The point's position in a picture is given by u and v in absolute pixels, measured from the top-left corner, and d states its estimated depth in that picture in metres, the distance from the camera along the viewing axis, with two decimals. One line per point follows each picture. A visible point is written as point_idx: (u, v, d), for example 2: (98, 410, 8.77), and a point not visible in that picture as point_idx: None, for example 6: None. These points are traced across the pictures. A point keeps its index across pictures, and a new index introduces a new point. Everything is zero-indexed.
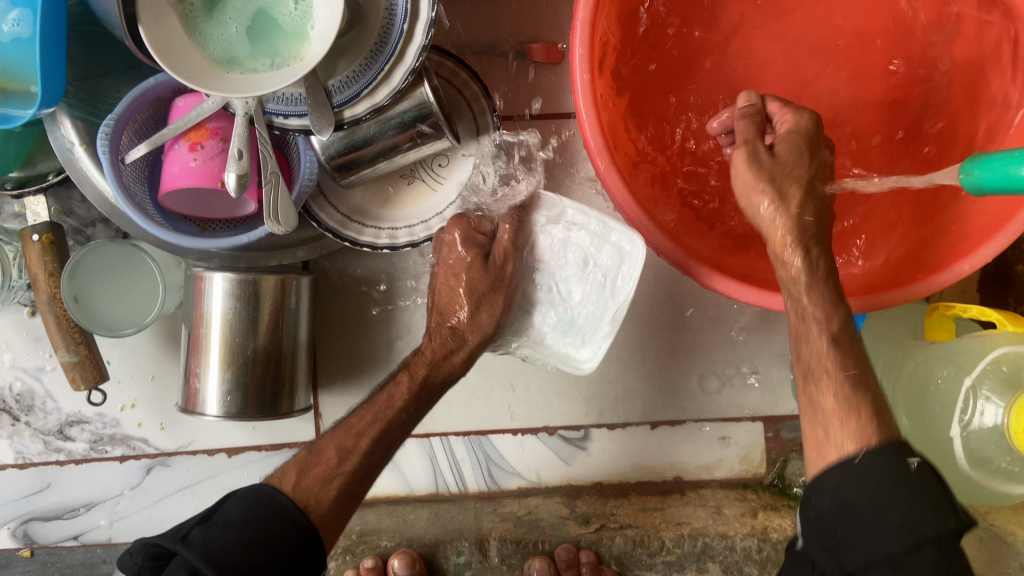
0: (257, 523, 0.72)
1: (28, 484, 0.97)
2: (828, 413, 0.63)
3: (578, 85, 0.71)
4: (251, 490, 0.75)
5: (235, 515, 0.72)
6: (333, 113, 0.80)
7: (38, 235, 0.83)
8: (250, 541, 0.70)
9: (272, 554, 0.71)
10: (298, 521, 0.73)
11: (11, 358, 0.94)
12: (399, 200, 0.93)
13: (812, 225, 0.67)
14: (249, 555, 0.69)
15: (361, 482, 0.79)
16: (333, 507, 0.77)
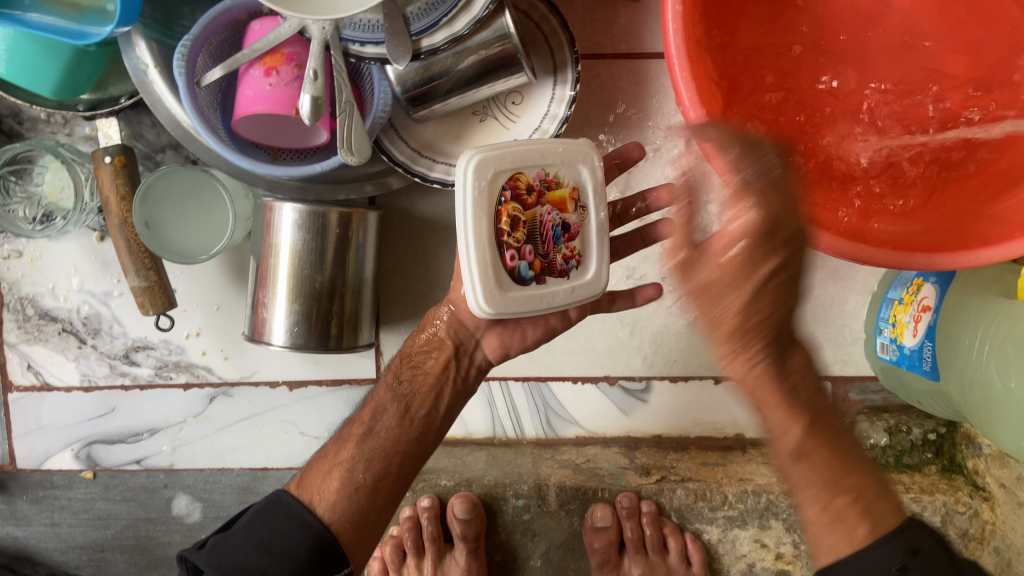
0: (264, 527, 0.72)
1: (93, 406, 0.98)
2: (810, 516, 0.61)
3: (669, 16, 0.67)
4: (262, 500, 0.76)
5: (244, 520, 0.73)
6: (411, 41, 0.78)
7: (110, 156, 0.82)
8: (255, 542, 0.71)
9: (274, 552, 0.71)
10: (308, 522, 0.73)
11: (80, 282, 0.95)
12: (472, 136, 0.90)
13: (760, 317, 0.56)
14: (250, 558, 0.70)
15: (360, 469, 0.76)
16: (338, 499, 0.75)
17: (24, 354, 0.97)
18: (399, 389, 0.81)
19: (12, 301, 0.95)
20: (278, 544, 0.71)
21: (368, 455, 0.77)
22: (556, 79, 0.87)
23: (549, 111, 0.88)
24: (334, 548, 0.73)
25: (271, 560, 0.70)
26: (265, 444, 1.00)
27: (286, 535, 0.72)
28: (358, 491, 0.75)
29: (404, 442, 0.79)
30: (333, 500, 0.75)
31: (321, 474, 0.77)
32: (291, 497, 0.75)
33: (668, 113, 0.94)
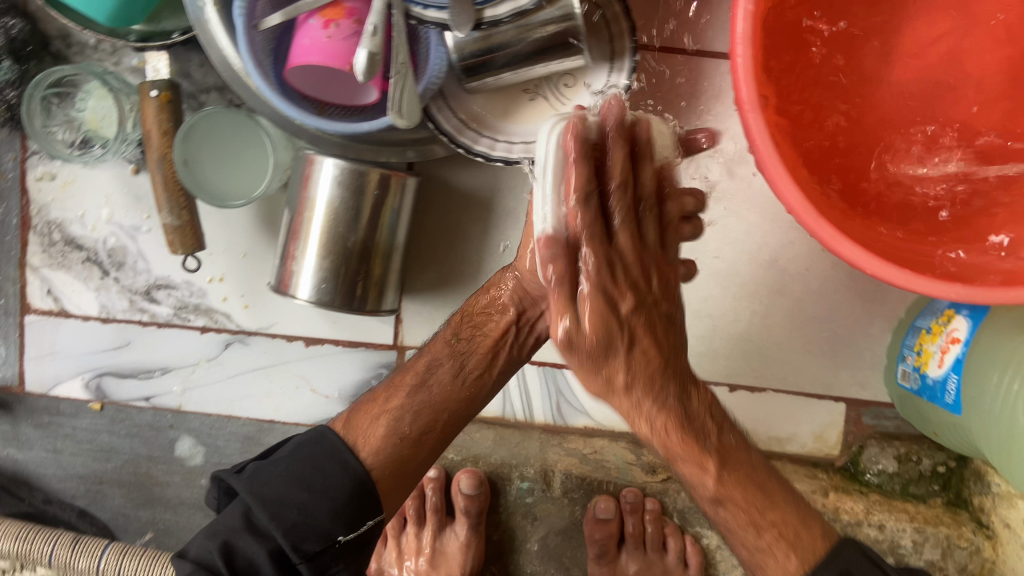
0: (307, 460, 0.73)
1: (109, 338, 0.98)
2: (748, 544, 0.75)
3: (739, 12, 0.63)
4: (307, 433, 0.77)
5: (287, 450, 0.74)
6: (475, 10, 0.76)
7: (156, 91, 0.81)
8: (295, 476, 0.72)
9: (314, 488, 0.71)
10: (350, 465, 0.73)
11: (110, 213, 0.94)
12: (521, 113, 0.89)
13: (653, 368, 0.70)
14: (290, 490, 0.71)
15: (407, 421, 0.77)
16: (383, 446, 0.76)
17: (45, 278, 0.96)
18: (455, 346, 0.81)
19: (40, 225, 0.95)
20: (317, 480, 0.72)
21: (416, 412, 0.78)
22: (613, 65, 0.85)
23: (602, 98, 0.86)
24: (371, 495, 0.74)
25: (311, 496, 0.71)
26: (275, 397, 1.00)
27: (327, 474, 0.72)
28: (401, 441, 0.77)
29: (451, 399, 0.80)
30: (378, 446, 0.76)
31: (362, 421, 0.78)
32: (336, 437, 0.75)
33: (718, 114, 0.93)
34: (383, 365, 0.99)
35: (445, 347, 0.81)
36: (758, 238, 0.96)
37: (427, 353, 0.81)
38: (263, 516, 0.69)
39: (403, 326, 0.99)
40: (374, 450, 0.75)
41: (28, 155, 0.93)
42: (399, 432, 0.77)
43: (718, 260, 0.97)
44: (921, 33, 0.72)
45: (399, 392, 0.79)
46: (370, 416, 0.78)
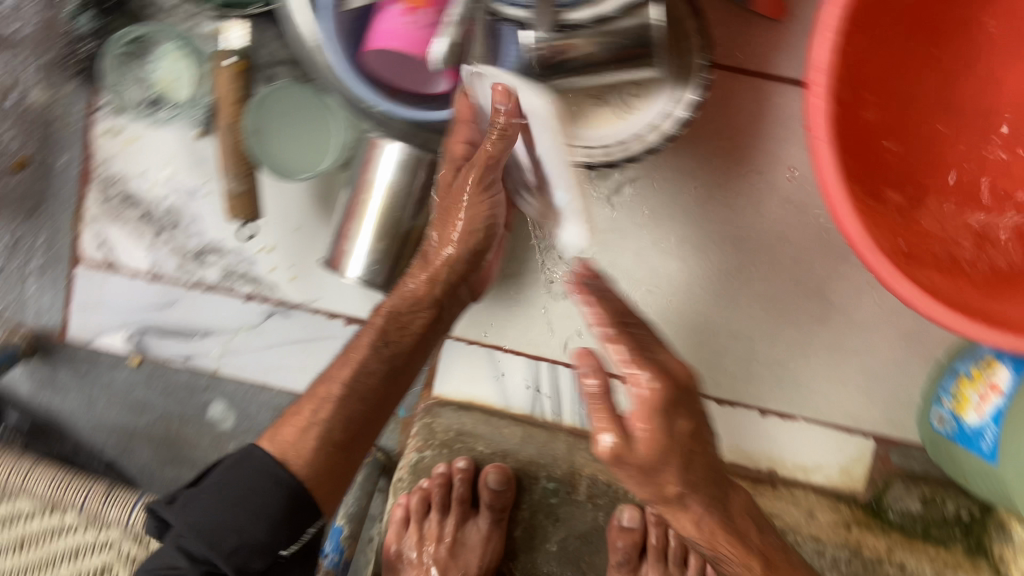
0: (235, 482, 0.70)
1: (155, 296, 0.99)
2: None
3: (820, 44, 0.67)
4: (235, 452, 0.73)
5: (217, 475, 0.71)
6: (556, 12, 0.75)
7: (232, 60, 0.85)
8: (229, 500, 0.69)
9: (250, 509, 0.69)
10: (273, 485, 0.70)
11: (170, 173, 0.95)
12: (586, 119, 0.89)
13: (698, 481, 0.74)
14: (222, 513, 0.68)
15: (340, 429, 0.76)
16: (316, 456, 0.73)
17: (99, 231, 0.98)
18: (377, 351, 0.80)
19: (101, 177, 0.96)
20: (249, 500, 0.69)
21: (339, 414, 0.76)
22: (682, 79, 0.85)
23: (667, 110, 0.85)
24: (308, 501, 0.72)
25: (247, 518, 0.68)
26: (309, 371, 1.01)
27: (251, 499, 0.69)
28: (326, 435, 0.75)
29: (368, 392, 0.79)
30: (309, 455, 0.73)
31: (283, 435, 0.74)
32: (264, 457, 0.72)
33: (781, 138, 0.93)
34: None
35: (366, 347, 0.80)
36: (806, 266, 0.96)
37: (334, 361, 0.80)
38: (191, 540, 0.68)
39: None
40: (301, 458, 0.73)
41: (95, 109, 0.95)
42: (331, 436, 0.75)
43: (763, 285, 0.97)
44: (971, 88, 0.77)
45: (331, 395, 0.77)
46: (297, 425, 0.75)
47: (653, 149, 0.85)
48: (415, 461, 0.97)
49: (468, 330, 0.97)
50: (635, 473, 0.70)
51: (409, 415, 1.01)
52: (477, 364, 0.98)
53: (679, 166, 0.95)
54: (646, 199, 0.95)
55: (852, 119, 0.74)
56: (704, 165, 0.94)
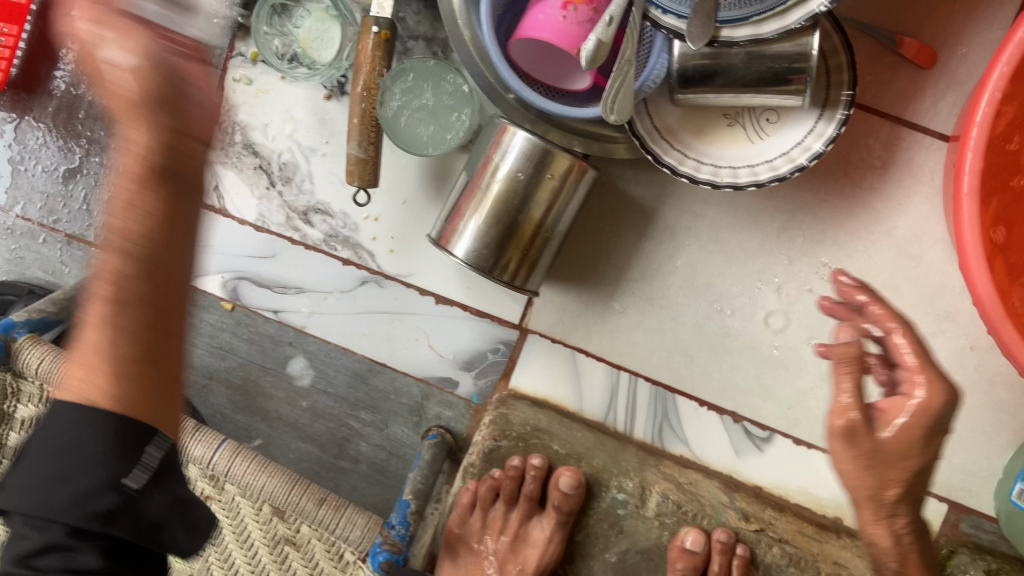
0: (51, 434, 0.58)
1: (258, 246, 1.01)
2: None
3: (984, 99, 0.70)
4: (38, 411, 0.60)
5: (31, 442, 0.59)
6: (713, 27, 0.76)
7: (378, 28, 0.84)
8: (47, 463, 0.57)
9: (76, 455, 0.57)
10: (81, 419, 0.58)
11: (292, 130, 0.97)
12: (714, 136, 0.89)
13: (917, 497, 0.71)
14: (46, 482, 0.56)
15: (129, 336, 0.59)
16: (111, 379, 0.58)
17: (216, 174, 1.00)
18: (126, 248, 0.59)
19: (224, 123, 0.98)
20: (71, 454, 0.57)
21: (105, 322, 0.59)
22: (823, 113, 0.84)
23: (803, 141, 0.85)
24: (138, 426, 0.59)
25: (68, 471, 0.57)
26: (393, 343, 1.02)
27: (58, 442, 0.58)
28: (99, 351, 0.59)
29: (135, 299, 0.59)
30: (110, 384, 0.59)
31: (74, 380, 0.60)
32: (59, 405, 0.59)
33: (902, 187, 0.92)
34: (502, 342, 1.01)
35: (111, 252, 0.60)
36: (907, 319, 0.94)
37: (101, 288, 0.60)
38: (26, 533, 0.56)
39: (533, 310, 1.00)
40: (99, 391, 0.58)
41: (232, 55, 0.96)
42: (105, 346, 0.59)
43: None
44: None
45: (100, 318, 0.59)
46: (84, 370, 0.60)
47: (784, 177, 0.84)
48: (488, 450, 0.95)
49: (555, 329, 1.00)
50: (862, 458, 0.66)
51: (481, 404, 1.02)
52: (558, 363, 1.01)
53: (797, 198, 0.94)
54: (758, 227, 0.95)
55: (997, 176, 0.76)
56: (821, 202, 0.94)
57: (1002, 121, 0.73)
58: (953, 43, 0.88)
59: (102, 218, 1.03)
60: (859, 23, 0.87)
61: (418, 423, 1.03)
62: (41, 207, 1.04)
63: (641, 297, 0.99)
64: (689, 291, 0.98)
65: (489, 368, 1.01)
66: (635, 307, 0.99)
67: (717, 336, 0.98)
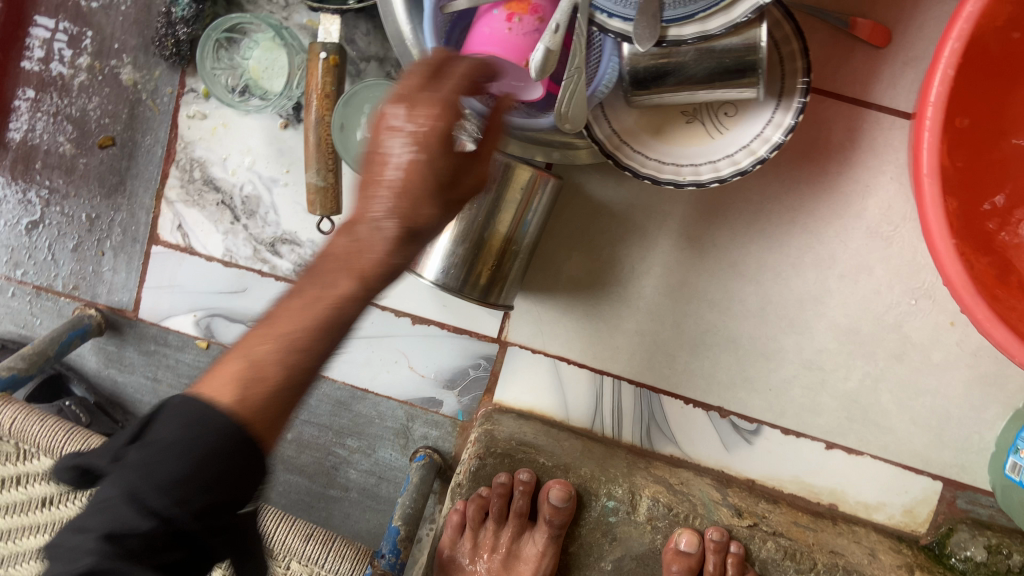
0: (178, 424, 0.50)
1: (227, 281, 1.00)
2: None
3: (937, 77, 0.69)
4: (187, 402, 0.52)
5: (161, 431, 0.50)
6: (659, 27, 0.75)
7: (326, 53, 0.83)
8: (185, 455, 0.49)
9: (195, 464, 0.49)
10: (214, 419, 0.50)
11: (251, 162, 0.96)
12: (673, 134, 0.88)
13: None
14: (166, 463, 0.49)
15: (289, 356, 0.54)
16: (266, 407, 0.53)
17: (178, 213, 0.99)
18: (366, 285, 0.57)
19: (182, 160, 0.97)
20: (214, 463, 0.49)
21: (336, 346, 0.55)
22: (780, 103, 0.83)
23: (762, 133, 0.84)
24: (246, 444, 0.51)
25: (184, 467, 0.49)
26: (373, 368, 1.01)
27: (248, 490, 0.52)
28: (293, 380, 0.54)
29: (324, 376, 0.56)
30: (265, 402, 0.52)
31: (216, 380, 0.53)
32: (196, 395, 0.52)
33: (867, 168, 0.91)
34: (482, 357, 1.00)
35: (344, 276, 0.56)
36: (885, 300, 0.94)
37: (303, 277, 0.58)
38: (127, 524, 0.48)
39: (510, 323, 0.99)
40: (238, 391, 0.52)
41: (183, 92, 0.95)
42: (302, 347, 0.54)
43: (841, 316, 0.95)
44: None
45: (305, 289, 0.56)
46: (261, 337, 0.55)
47: (746, 171, 0.84)
48: (474, 468, 0.95)
49: (534, 340, 0.99)
50: None
51: (467, 420, 1.01)
52: (540, 373, 1.00)
53: (764, 189, 0.93)
54: (728, 220, 0.94)
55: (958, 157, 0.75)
56: (789, 189, 0.93)
57: (954, 101, 0.72)
58: (907, 20, 0.87)
59: (68, 266, 1.03)
60: (810, 8, 0.86)
61: (405, 445, 1.03)
62: (7, 260, 1.04)
63: (617, 300, 0.98)
64: (664, 290, 0.97)
65: (471, 385, 1.01)
66: (612, 311, 0.98)
67: (696, 332, 0.98)
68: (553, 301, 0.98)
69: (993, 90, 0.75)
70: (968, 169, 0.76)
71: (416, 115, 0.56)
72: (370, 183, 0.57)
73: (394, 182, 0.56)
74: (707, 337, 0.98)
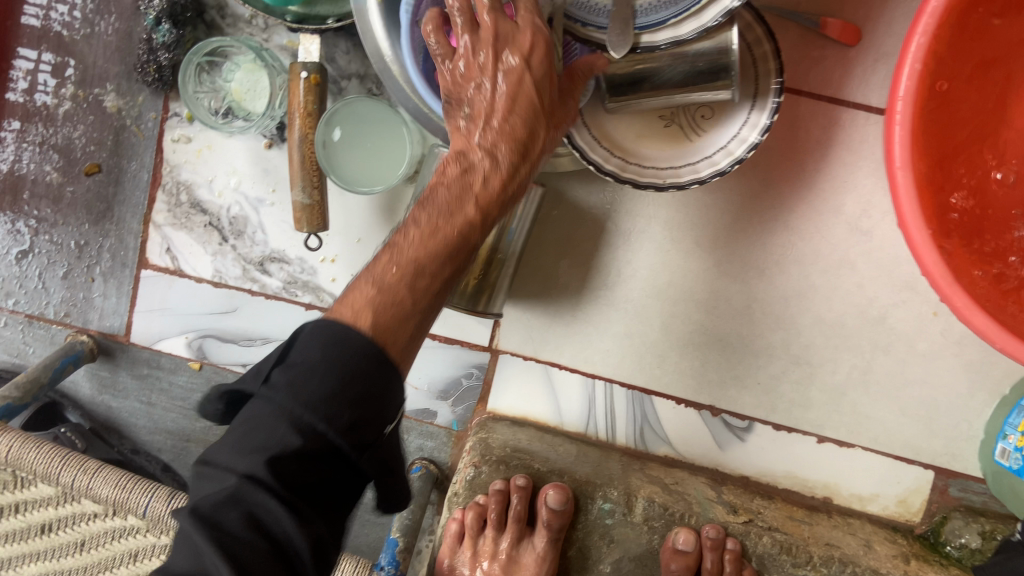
0: (323, 347, 0.55)
1: (217, 302, 1.01)
2: None
3: (903, 71, 0.70)
4: (326, 327, 0.57)
5: (307, 356, 0.55)
6: (632, 34, 0.76)
7: (307, 73, 0.83)
8: (332, 376, 0.54)
9: (345, 383, 0.54)
10: (354, 339, 0.56)
11: (237, 183, 0.97)
12: (652, 139, 0.89)
13: None
14: (319, 381, 0.54)
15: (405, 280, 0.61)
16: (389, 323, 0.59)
17: (166, 236, 0.99)
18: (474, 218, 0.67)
19: (169, 184, 0.98)
20: (358, 383, 0.54)
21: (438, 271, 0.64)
22: (756, 103, 0.85)
23: (739, 134, 0.86)
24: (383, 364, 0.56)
25: (335, 385, 0.54)
26: None
27: (389, 410, 0.57)
28: (410, 298, 0.62)
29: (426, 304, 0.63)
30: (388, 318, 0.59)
31: (351, 305, 0.60)
32: (333, 319, 0.57)
33: (844, 163, 0.93)
34: (475, 366, 1.01)
35: (463, 206, 0.66)
36: (868, 293, 0.95)
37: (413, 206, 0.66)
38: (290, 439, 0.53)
39: (501, 330, 1.00)
40: (372, 314, 0.58)
41: (168, 116, 0.96)
42: (422, 271, 0.62)
43: (826, 311, 0.96)
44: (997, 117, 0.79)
45: (420, 218, 0.65)
46: (387, 264, 0.62)
47: (724, 170, 0.85)
48: (471, 477, 0.95)
49: (524, 347, 1.00)
50: None
51: (462, 430, 1.02)
52: (532, 381, 1.01)
53: (744, 189, 0.95)
54: (710, 220, 0.96)
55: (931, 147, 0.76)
56: (769, 187, 0.94)
57: (926, 92, 0.72)
58: (875, 18, 0.89)
59: (59, 294, 1.03)
60: (780, 10, 0.88)
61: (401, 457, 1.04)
62: None
63: (605, 304, 0.99)
64: (651, 292, 0.98)
65: (465, 394, 1.01)
66: (601, 315, 0.99)
67: (684, 332, 0.99)
68: (541, 308, 0.99)
69: (962, 79, 0.76)
70: (937, 153, 0.76)
71: (517, 54, 0.64)
72: (478, 118, 0.66)
73: (501, 113, 0.65)
74: (694, 336, 0.99)
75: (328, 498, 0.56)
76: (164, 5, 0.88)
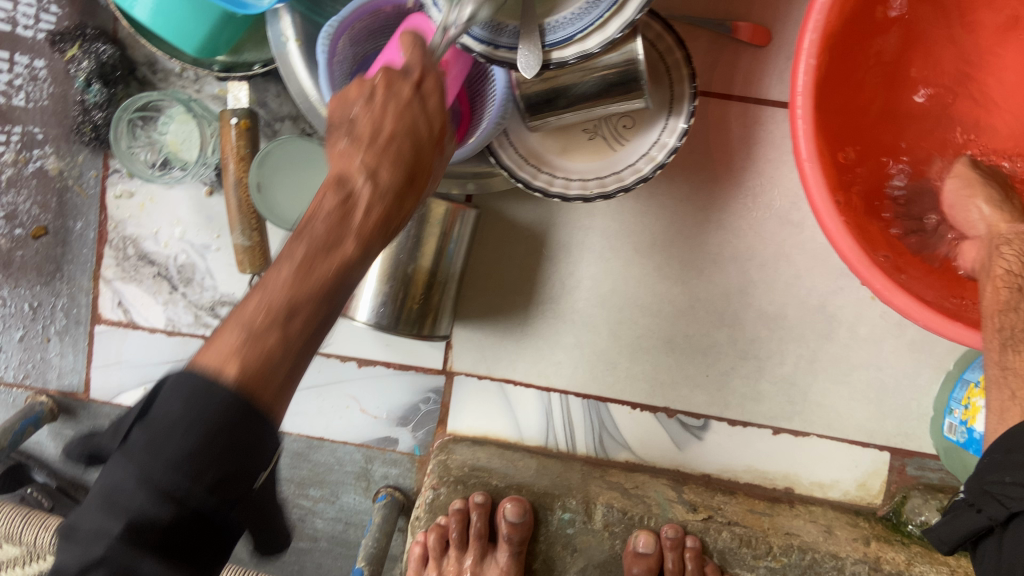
0: (176, 401, 0.51)
1: (172, 350, 1.02)
2: None
3: (801, 68, 0.71)
4: (182, 378, 0.52)
5: (160, 413, 0.51)
6: (542, 52, 0.78)
7: (237, 119, 0.86)
8: (190, 436, 0.50)
9: (207, 442, 0.50)
10: (216, 391, 0.51)
11: (182, 232, 0.99)
12: (577, 151, 0.92)
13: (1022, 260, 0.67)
14: (176, 443, 0.50)
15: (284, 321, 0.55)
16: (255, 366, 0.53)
17: (117, 290, 1.01)
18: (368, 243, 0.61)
19: (115, 239, 1.00)
20: (221, 438, 0.50)
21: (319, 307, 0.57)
22: (672, 109, 0.88)
23: (659, 140, 0.89)
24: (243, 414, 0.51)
25: (195, 445, 0.50)
26: (326, 415, 1.04)
27: (261, 456, 0.53)
28: (293, 336, 0.55)
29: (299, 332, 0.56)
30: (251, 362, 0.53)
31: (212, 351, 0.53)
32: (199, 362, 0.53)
33: (768, 159, 0.96)
34: (431, 390, 1.02)
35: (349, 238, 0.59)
36: (806, 283, 0.97)
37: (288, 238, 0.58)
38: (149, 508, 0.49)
39: (453, 351, 1.02)
40: (238, 361, 0.53)
41: (109, 173, 0.98)
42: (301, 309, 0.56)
43: (767, 304, 0.98)
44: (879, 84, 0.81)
45: (294, 252, 0.57)
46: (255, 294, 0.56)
47: (647, 176, 0.87)
48: (430, 499, 0.97)
49: (478, 366, 1.02)
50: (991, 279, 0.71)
51: (424, 454, 1.03)
52: (488, 400, 1.02)
53: (674, 193, 0.97)
54: (645, 226, 0.98)
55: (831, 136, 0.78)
56: (698, 189, 0.97)
57: (820, 87, 0.74)
58: (782, 17, 0.92)
59: (16, 357, 1.04)
60: (689, 18, 0.91)
61: (367, 487, 1.05)
62: None
63: (552, 316, 1.01)
64: (596, 302, 1.00)
65: (424, 419, 1.03)
66: (550, 328, 1.01)
67: (631, 337, 1.00)
68: (489, 326, 1.01)
69: (848, 58, 0.77)
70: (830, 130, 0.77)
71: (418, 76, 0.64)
72: (362, 139, 0.62)
73: (388, 136, 0.61)
74: (642, 341, 1.01)
75: (217, 550, 0.53)
76: (94, 67, 0.91)
